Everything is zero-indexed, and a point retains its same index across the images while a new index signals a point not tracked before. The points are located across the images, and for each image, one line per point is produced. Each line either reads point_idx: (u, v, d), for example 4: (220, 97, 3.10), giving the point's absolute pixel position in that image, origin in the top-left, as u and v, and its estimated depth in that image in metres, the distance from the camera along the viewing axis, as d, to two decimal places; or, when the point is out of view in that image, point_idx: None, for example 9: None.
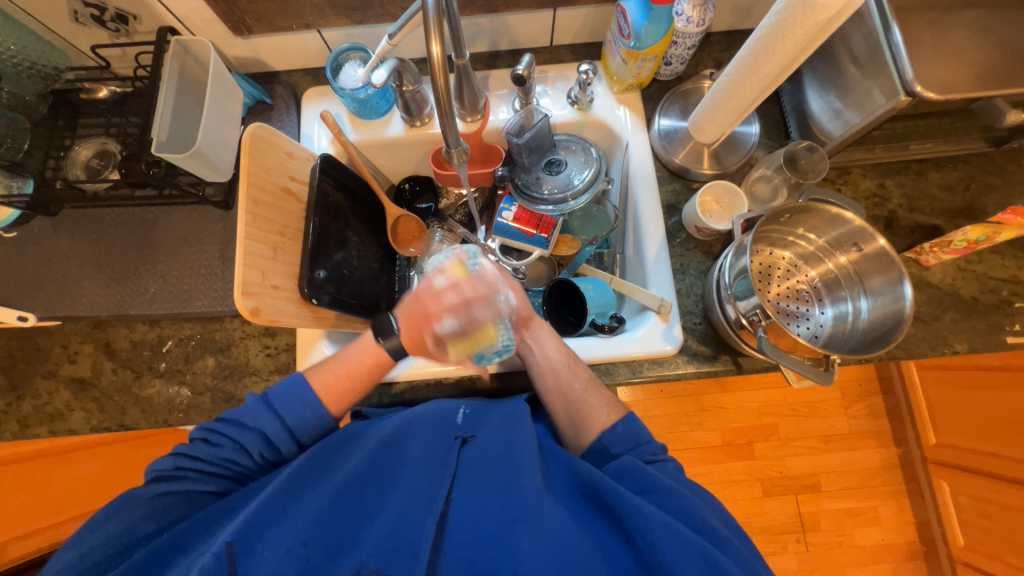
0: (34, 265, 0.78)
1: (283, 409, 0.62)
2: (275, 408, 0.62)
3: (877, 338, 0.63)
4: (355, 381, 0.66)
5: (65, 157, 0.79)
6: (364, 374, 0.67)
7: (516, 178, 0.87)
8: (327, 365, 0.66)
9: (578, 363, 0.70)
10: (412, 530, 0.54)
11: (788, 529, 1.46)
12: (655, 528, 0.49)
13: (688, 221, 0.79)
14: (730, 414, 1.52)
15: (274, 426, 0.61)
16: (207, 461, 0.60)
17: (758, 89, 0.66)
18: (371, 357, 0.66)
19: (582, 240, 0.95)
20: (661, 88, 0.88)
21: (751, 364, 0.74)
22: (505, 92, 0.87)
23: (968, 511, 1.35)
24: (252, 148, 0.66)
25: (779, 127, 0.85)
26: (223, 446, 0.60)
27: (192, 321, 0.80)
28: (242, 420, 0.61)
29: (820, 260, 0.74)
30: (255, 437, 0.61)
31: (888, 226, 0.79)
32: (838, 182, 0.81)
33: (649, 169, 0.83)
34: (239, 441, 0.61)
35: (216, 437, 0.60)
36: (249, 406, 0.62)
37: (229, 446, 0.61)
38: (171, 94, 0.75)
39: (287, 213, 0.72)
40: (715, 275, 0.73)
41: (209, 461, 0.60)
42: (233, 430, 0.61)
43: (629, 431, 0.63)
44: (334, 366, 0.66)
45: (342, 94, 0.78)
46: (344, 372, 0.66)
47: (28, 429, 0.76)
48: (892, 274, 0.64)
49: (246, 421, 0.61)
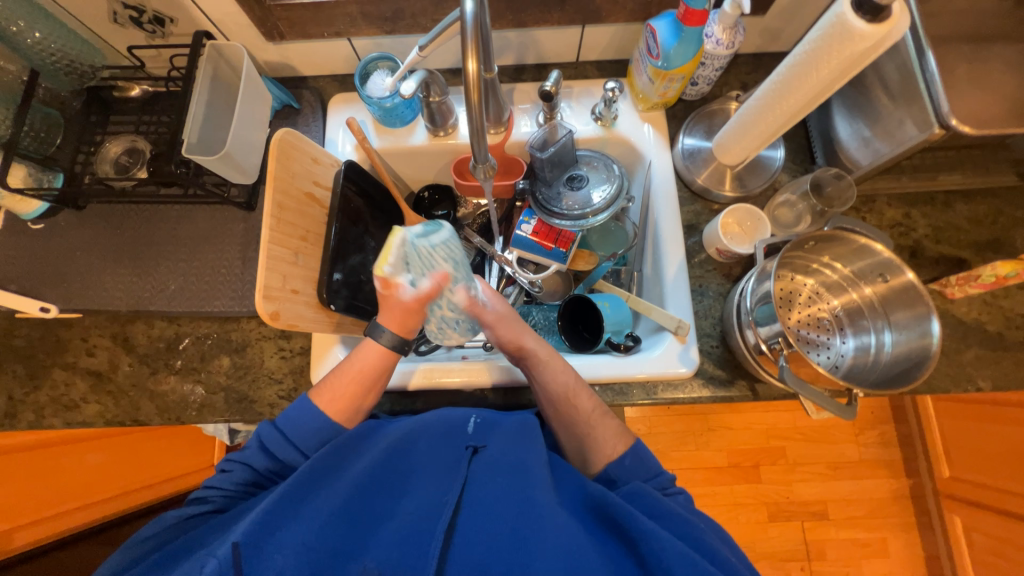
0: (59, 257, 0.80)
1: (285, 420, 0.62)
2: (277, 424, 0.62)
3: (901, 373, 0.62)
4: (357, 384, 0.64)
5: (96, 152, 0.80)
6: (364, 379, 0.64)
7: (537, 192, 0.87)
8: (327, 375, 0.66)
9: (586, 388, 0.68)
10: (420, 542, 0.53)
11: (794, 556, 1.43)
12: (671, 556, 0.48)
13: (709, 243, 0.78)
14: (738, 435, 1.50)
15: (275, 438, 0.62)
16: (221, 487, 0.61)
17: (789, 112, 0.65)
18: (368, 356, 0.65)
19: (599, 256, 0.95)
20: (685, 107, 0.88)
21: (768, 390, 0.73)
22: (529, 106, 0.88)
23: (982, 549, 1.31)
24: (279, 153, 0.67)
25: (804, 152, 0.84)
26: (234, 471, 0.62)
27: (209, 320, 0.81)
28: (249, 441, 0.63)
29: (844, 289, 0.73)
30: (258, 451, 0.62)
31: (913, 256, 0.78)
32: (862, 210, 0.80)
33: (670, 188, 0.82)
34: (249, 461, 0.62)
35: (228, 463, 0.62)
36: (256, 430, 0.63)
37: (239, 469, 0.62)
38: (203, 97, 0.76)
39: (310, 217, 0.73)
40: (735, 299, 0.72)
41: (222, 486, 0.61)
42: (245, 452, 0.62)
43: (636, 463, 0.62)
44: (333, 372, 0.65)
45: (368, 102, 0.79)
46: (342, 379, 0.64)
47: (44, 419, 0.77)
48: (918, 308, 0.63)
49: (254, 440, 0.63)
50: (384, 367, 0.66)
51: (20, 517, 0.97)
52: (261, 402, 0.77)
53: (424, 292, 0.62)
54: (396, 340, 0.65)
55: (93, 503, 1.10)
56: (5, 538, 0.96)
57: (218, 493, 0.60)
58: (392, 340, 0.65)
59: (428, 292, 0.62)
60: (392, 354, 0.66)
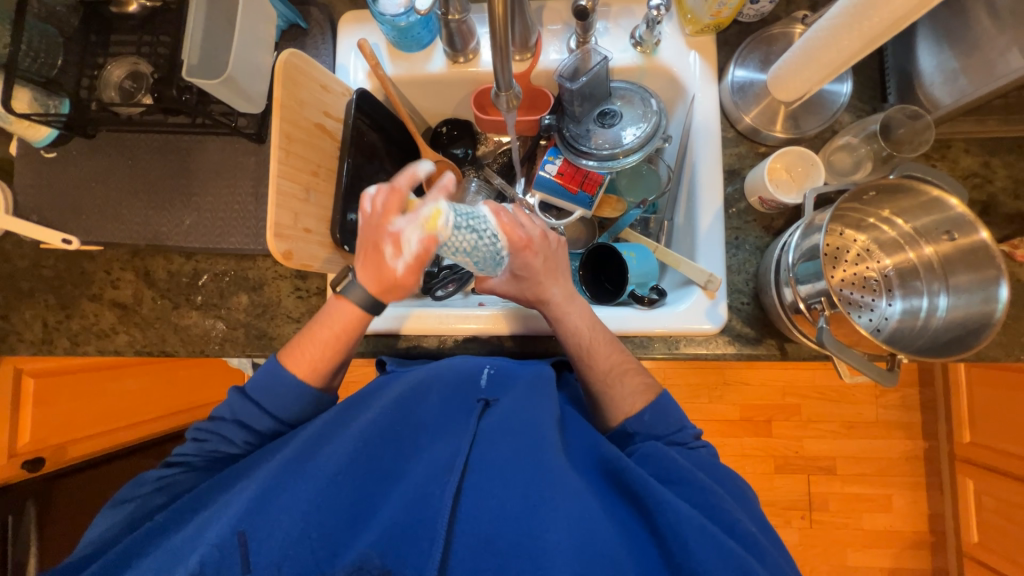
0: (73, 187, 0.78)
1: (264, 397, 0.61)
2: (256, 399, 0.61)
3: (953, 341, 0.58)
4: (329, 349, 0.63)
5: (99, 76, 0.75)
6: (338, 340, 0.63)
7: (564, 129, 0.80)
8: (300, 337, 0.64)
9: (608, 340, 0.65)
10: (431, 499, 0.54)
11: (796, 506, 1.47)
12: (688, 528, 0.49)
13: (752, 190, 0.71)
14: (755, 390, 1.48)
15: (249, 410, 0.61)
16: (196, 454, 0.61)
17: (851, 51, 0.57)
18: (340, 319, 0.62)
19: (628, 202, 0.89)
20: (739, 32, 0.76)
21: (798, 350, 0.69)
22: (560, 27, 0.78)
23: (990, 511, 1.32)
24: (285, 79, 0.62)
25: (874, 87, 0.72)
26: (208, 440, 0.62)
27: (226, 257, 0.80)
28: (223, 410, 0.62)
29: (900, 248, 0.67)
30: (233, 424, 0.62)
31: (984, 212, 0.69)
32: (934, 156, 0.70)
33: (713, 127, 0.74)
34: (223, 434, 0.62)
35: (202, 432, 0.62)
36: (235, 401, 0.62)
37: (213, 439, 0.62)
38: (202, 11, 0.69)
39: (320, 150, 0.69)
40: (775, 253, 0.66)
41: (198, 454, 0.61)
42: (217, 423, 0.62)
43: (631, 402, 0.62)
44: (304, 336, 0.63)
45: (380, 21, 0.71)
46: (318, 342, 0.62)
47: (78, 346, 0.80)
48: (987, 272, 0.56)
49: (225, 412, 0.62)
50: (357, 329, 0.63)
51: (70, 433, 1.05)
52: (280, 340, 0.78)
53: (414, 258, 0.56)
54: (367, 298, 0.61)
55: (133, 425, 1.17)
56: (59, 451, 1.04)
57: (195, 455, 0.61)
58: (362, 298, 0.61)
59: (418, 260, 0.56)
60: (364, 316, 0.62)
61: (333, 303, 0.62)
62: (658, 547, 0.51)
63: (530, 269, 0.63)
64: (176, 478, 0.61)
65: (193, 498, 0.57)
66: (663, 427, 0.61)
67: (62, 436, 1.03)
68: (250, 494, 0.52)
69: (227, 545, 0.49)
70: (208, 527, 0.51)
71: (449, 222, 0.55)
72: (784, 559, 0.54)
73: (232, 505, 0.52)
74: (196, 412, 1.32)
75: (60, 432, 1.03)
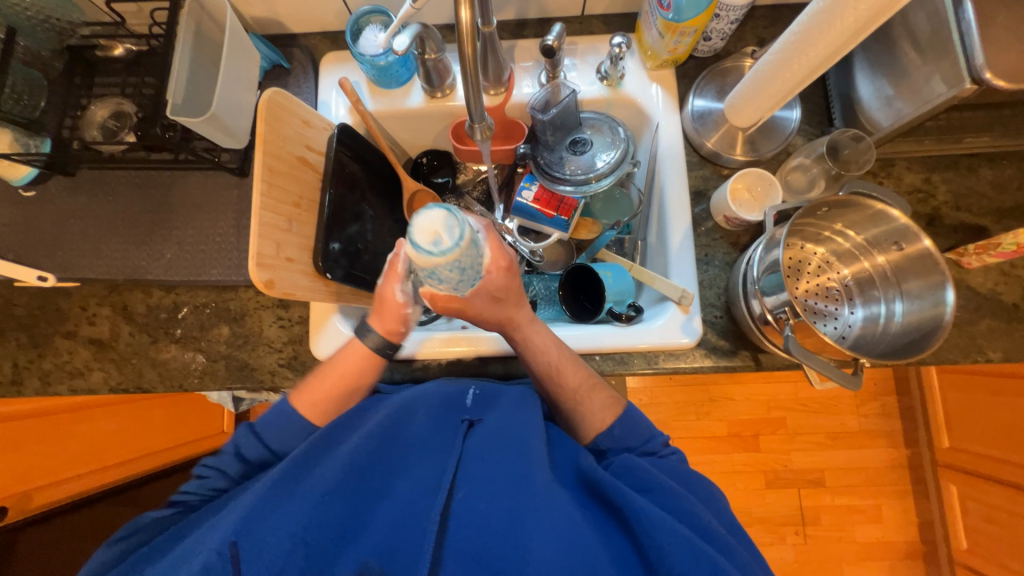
0: (51, 224, 0.78)
1: (272, 435, 0.63)
2: (263, 436, 0.63)
3: (910, 344, 0.61)
4: (333, 386, 0.64)
5: (82, 116, 0.77)
6: (351, 376, 0.64)
7: (539, 157, 0.83)
8: (308, 380, 0.66)
9: (573, 360, 0.66)
10: (418, 517, 0.54)
11: (789, 521, 1.46)
12: (666, 535, 0.49)
13: (717, 210, 0.75)
14: (739, 405, 1.50)
15: (251, 444, 0.62)
16: (197, 492, 0.62)
17: (794, 81, 0.63)
18: (346, 363, 0.64)
19: (603, 224, 0.92)
20: (696, 66, 0.83)
21: (771, 360, 0.72)
22: (531, 64, 0.83)
23: (976, 516, 1.33)
24: (269, 115, 0.64)
25: (821, 114, 0.79)
26: (209, 476, 0.62)
27: (207, 289, 0.80)
28: (226, 447, 0.63)
29: (855, 258, 0.71)
30: (232, 457, 0.62)
31: (930, 223, 0.75)
32: (880, 174, 0.76)
33: (678, 153, 0.79)
34: (220, 468, 0.62)
35: (203, 469, 0.62)
36: (241, 437, 0.63)
37: (214, 475, 0.62)
38: (187, 53, 0.72)
39: (303, 182, 0.71)
40: (742, 267, 0.70)
41: (199, 491, 0.62)
42: (219, 458, 0.63)
43: (613, 415, 0.64)
44: (311, 378, 0.65)
45: (361, 61, 0.75)
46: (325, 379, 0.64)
47: (50, 386, 0.78)
48: (934, 277, 0.61)
49: (229, 446, 0.63)
50: (362, 368, 0.65)
51: (35, 479, 1.00)
52: (262, 370, 0.77)
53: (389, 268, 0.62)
54: (380, 343, 0.64)
55: (103, 468, 1.13)
56: (24, 499, 1.00)
57: (196, 498, 0.61)
58: (376, 343, 0.64)
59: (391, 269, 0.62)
60: (374, 358, 0.65)
61: (341, 351, 0.65)
62: (639, 555, 0.51)
63: (508, 289, 0.61)
64: (175, 516, 0.61)
65: (176, 532, 0.55)
66: (633, 440, 0.64)
67: (27, 482, 0.98)
68: (237, 514, 0.50)
69: (219, 559, 0.47)
70: (194, 550, 0.49)
71: (427, 247, 0.45)
72: (757, 563, 0.55)
73: (219, 526, 0.50)
74: (171, 454, 1.28)
75: (26, 478, 0.98)
